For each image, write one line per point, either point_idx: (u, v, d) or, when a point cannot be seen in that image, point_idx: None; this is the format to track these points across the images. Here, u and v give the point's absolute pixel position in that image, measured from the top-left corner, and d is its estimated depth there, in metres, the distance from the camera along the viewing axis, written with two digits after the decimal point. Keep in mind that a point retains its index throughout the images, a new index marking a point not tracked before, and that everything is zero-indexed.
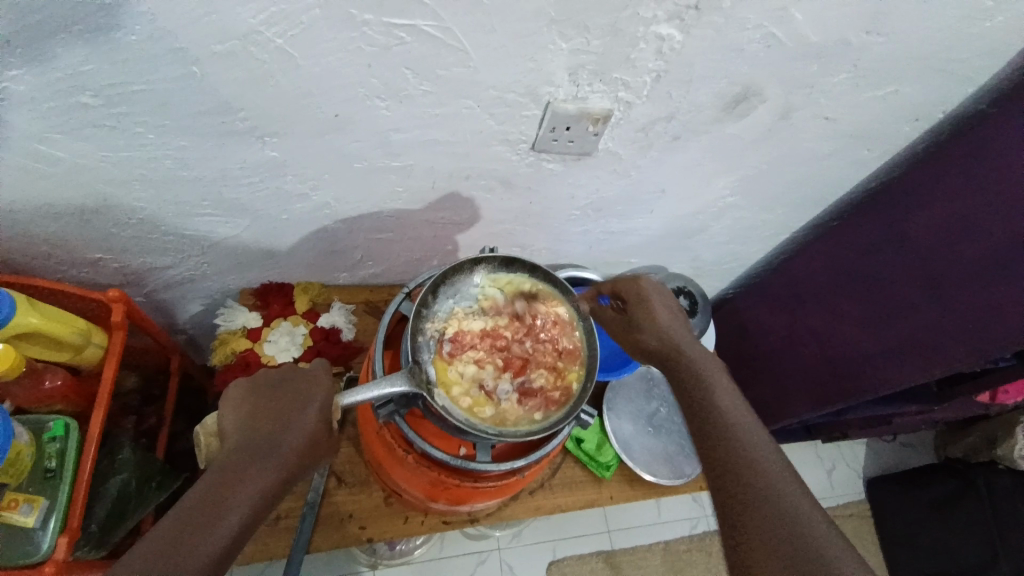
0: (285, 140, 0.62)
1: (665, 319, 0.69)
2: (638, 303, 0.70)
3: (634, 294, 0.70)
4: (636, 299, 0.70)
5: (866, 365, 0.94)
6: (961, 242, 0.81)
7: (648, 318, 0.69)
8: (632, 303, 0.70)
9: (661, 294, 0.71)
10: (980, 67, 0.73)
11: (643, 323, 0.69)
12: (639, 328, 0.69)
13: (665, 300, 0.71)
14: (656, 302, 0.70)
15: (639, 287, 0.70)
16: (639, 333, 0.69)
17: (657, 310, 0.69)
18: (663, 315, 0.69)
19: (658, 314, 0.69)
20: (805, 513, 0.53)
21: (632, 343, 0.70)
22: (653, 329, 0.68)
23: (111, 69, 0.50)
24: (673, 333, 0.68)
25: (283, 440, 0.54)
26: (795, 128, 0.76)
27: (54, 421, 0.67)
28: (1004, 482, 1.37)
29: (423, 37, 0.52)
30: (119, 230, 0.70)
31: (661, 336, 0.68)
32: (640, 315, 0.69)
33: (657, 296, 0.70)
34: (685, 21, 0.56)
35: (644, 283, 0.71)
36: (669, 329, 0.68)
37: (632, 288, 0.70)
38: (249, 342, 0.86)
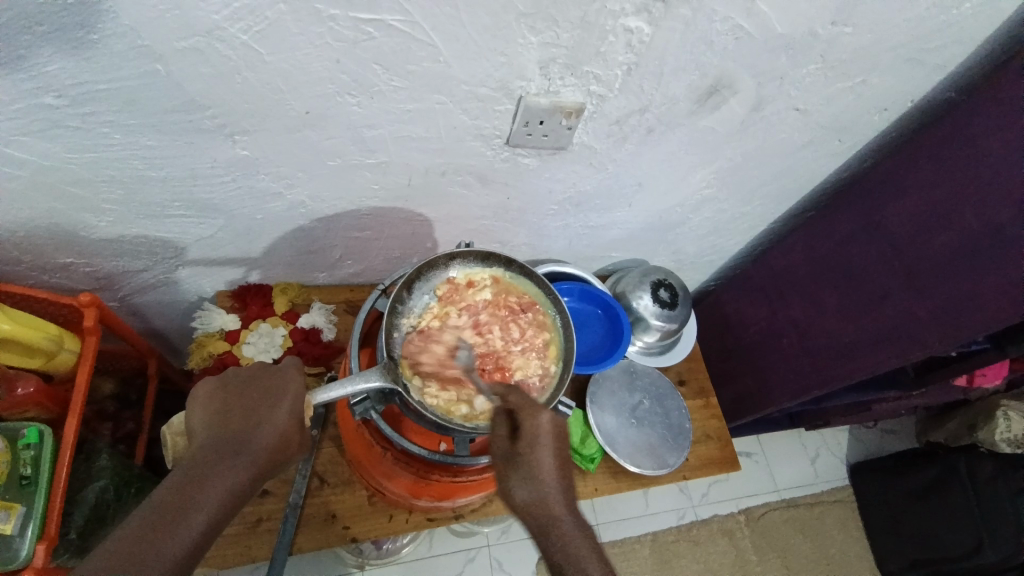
0: (256, 137, 0.61)
1: (548, 474, 0.55)
2: (527, 442, 0.55)
3: (523, 425, 0.55)
4: (523, 437, 0.55)
5: (843, 351, 0.95)
6: (935, 228, 0.82)
7: (530, 467, 0.54)
8: (522, 443, 0.55)
9: (557, 440, 0.56)
10: (947, 55, 0.74)
11: (523, 473, 0.54)
12: (518, 477, 0.54)
13: (557, 450, 0.56)
14: (547, 446, 0.55)
15: (533, 421, 0.55)
16: (514, 483, 0.54)
17: (545, 462, 0.55)
18: (548, 466, 0.55)
19: (541, 467, 0.55)
20: None
21: (503, 486, 0.55)
22: (532, 480, 0.54)
23: (73, 68, 0.49)
24: (547, 490, 0.54)
25: (255, 438, 0.54)
26: (768, 119, 0.77)
27: (27, 428, 0.65)
28: (986, 468, 1.40)
29: (391, 32, 0.52)
30: (89, 234, 0.69)
31: (536, 493, 0.54)
32: (520, 458, 0.54)
33: (548, 441, 0.55)
34: (653, 14, 0.57)
35: (540, 419, 0.56)
36: (550, 486, 0.54)
37: (526, 423, 0.55)
38: (227, 344, 0.85)
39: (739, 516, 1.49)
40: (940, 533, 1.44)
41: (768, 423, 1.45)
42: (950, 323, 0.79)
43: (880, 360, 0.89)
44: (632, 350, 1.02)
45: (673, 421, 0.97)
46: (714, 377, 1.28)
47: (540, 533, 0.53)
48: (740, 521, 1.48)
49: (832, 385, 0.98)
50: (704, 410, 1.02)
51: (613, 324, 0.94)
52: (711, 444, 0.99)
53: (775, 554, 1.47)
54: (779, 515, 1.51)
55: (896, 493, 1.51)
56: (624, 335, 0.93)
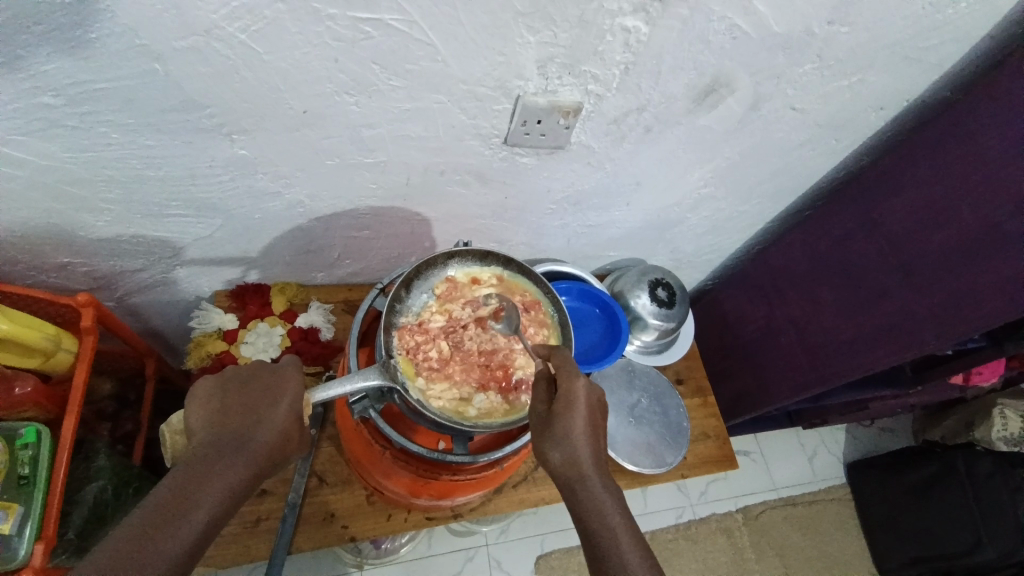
0: (255, 137, 0.61)
1: (581, 437, 0.55)
2: (562, 405, 0.56)
3: (561, 389, 0.56)
4: (559, 400, 0.56)
5: (840, 350, 0.96)
6: (930, 227, 0.82)
7: (565, 430, 0.55)
8: (558, 406, 0.56)
9: (590, 407, 0.57)
10: (943, 54, 0.75)
11: (557, 435, 0.55)
12: (552, 439, 0.55)
13: (589, 415, 0.56)
14: (582, 410, 0.56)
15: (569, 387, 0.56)
16: (547, 441, 0.55)
17: (577, 426, 0.55)
18: (581, 427, 0.55)
19: (574, 428, 0.55)
20: None
21: (536, 444, 0.56)
22: (563, 441, 0.55)
23: (71, 67, 0.49)
24: (580, 451, 0.55)
25: (254, 438, 0.54)
26: (765, 118, 0.77)
27: (26, 428, 0.65)
28: (984, 466, 1.42)
29: (390, 31, 0.52)
30: (86, 234, 0.68)
31: (569, 454, 0.55)
32: (555, 421, 0.55)
33: (584, 406, 0.56)
34: (651, 13, 0.57)
35: (577, 384, 0.56)
36: (583, 448, 0.55)
37: (562, 387, 0.56)
38: (226, 344, 0.85)
39: (738, 514, 1.49)
40: (939, 531, 1.44)
41: (766, 422, 1.46)
42: (946, 321, 0.79)
43: (877, 358, 0.89)
44: (630, 349, 1.02)
45: (671, 420, 0.97)
46: (712, 376, 1.28)
47: (568, 490, 0.55)
48: (739, 520, 1.49)
49: (828, 383, 0.99)
50: (703, 408, 1.02)
51: (611, 323, 0.93)
52: (709, 442, 0.99)
53: (773, 552, 1.48)
54: (778, 514, 1.52)
55: (895, 490, 1.51)
56: (622, 333, 0.93)
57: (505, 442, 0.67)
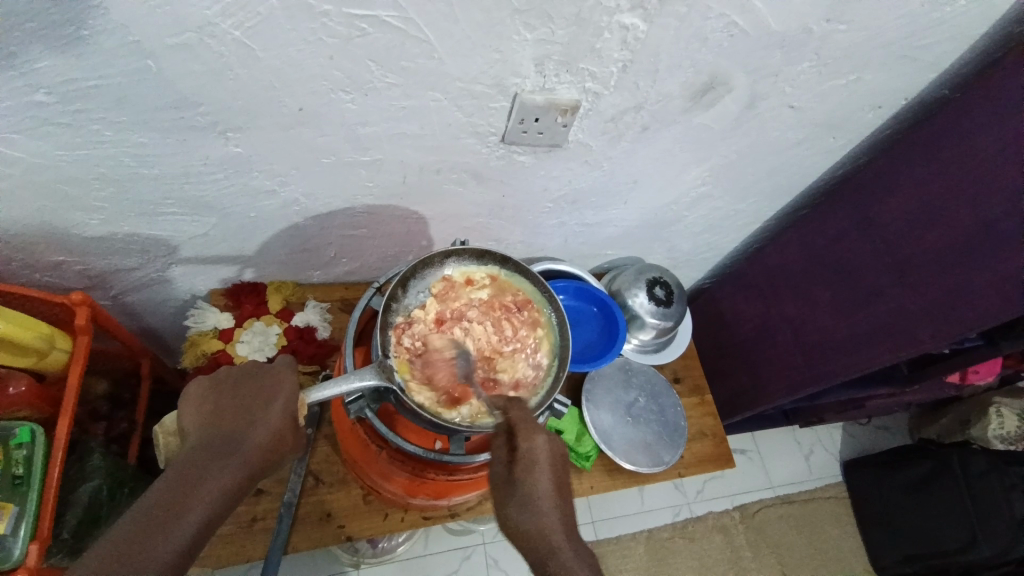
0: (249, 135, 0.61)
1: (545, 496, 0.55)
2: (524, 465, 0.55)
3: (519, 450, 0.55)
4: (519, 460, 0.55)
5: (836, 349, 0.96)
6: (926, 226, 0.83)
7: (527, 494, 0.55)
8: (518, 466, 0.55)
9: (553, 462, 0.57)
10: (940, 53, 0.75)
11: (522, 496, 0.55)
12: (516, 503, 0.55)
13: (553, 471, 0.56)
14: (545, 465, 0.56)
15: (530, 444, 0.55)
16: (513, 513, 0.55)
17: (541, 485, 0.55)
18: (546, 489, 0.55)
19: (537, 491, 0.55)
20: None
21: (500, 512, 0.56)
22: (529, 508, 0.55)
23: (63, 65, 0.49)
24: (546, 517, 0.54)
25: (248, 437, 0.54)
26: (762, 117, 0.77)
27: (20, 427, 0.65)
28: (979, 463, 1.40)
29: (385, 28, 0.52)
30: (79, 233, 0.68)
31: (535, 523, 0.54)
32: (518, 483, 0.55)
33: (545, 462, 0.56)
34: (647, 11, 0.56)
35: (535, 440, 0.55)
36: (549, 510, 0.55)
37: (522, 446, 0.55)
38: (221, 343, 0.84)
39: (735, 513, 1.49)
40: (934, 527, 1.44)
41: (762, 421, 1.46)
42: (941, 321, 0.80)
43: (873, 357, 0.90)
44: (628, 347, 1.02)
45: (668, 419, 0.97)
46: (708, 375, 1.28)
47: (542, 570, 0.53)
48: (735, 518, 1.49)
49: (825, 382, 0.99)
50: (700, 407, 1.02)
51: (608, 322, 0.94)
52: (706, 441, 0.99)
53: (769, 551, 1.48)
54: (774, 512, 1.52)
55: (889, 487, 1.52)
56: (619, 332, 0.93)
57: None
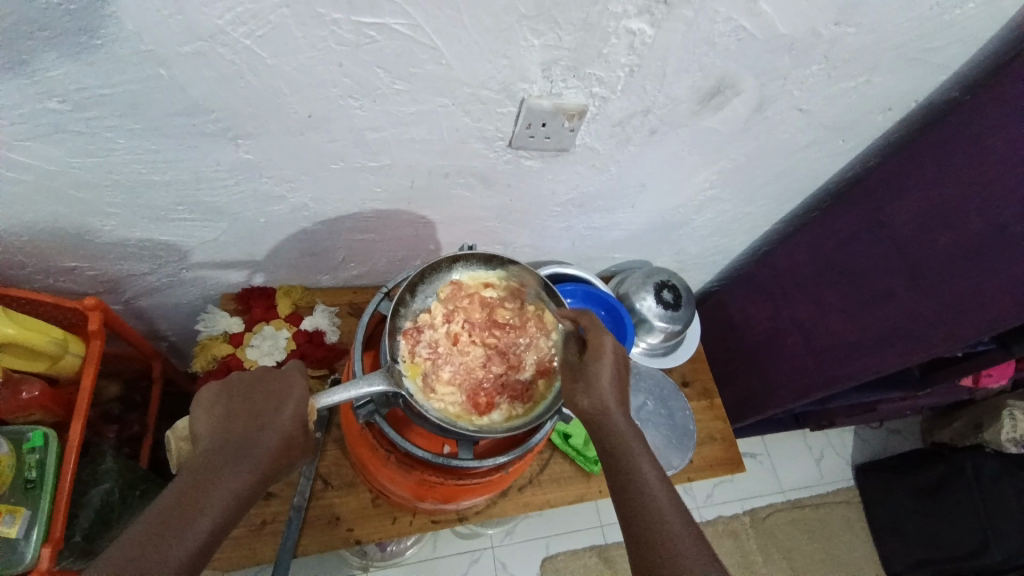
0: (259, 141, 0.61)
1: (605, 381, 0.59)
2: (591, 355, 0.60)
3: (588, 343, 0.60)
4: (589, 351, 0.60)
5: (847, 353, 0.95)
6: (939, 230, 0.81)
7: (591, 379, 0.59)
8: (587, 355, 0.60)
9: (618, 358, 0.60)
10: (952, 54, 0.74)
11: (587, 377, 0.59)
12: (583, 384, 0.59)
13: (619, 365, 0.60)
14: (610, 358, 0.59)
15: (598, 340, 0.60)
16: (575, 390, 0.59)
17: (605, 374, 0.59)
18: (608, 375, 0.58)
19: (600, 377, 0.58)
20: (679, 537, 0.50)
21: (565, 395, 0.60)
22: (591, 389, 0.58)
23: (77, 73, 0.49)
24: (606, 394, 0.58)
25: (259, 441, 0.54)
26: (771, 120, 0.77)
27: (33, 431, 0.66)
28: (990, 467, 1.39)
29: (393, 36, 0.52)
30: (92, 238, 0.69)
31: (594, 400, 0.58)
32: (585, 370, 0.59)
33: (611, 357, 0.59)
34: (655, 16, 0.56)
35: (604, 337, 0.60)
36: (608, 392, 0.58)
37: (592, 340, 0.60)
38: (231, 346, 0.85)
39: (744, 517, 1.48)
40: (943, 532, 1.43)
41: (772, 424, 1.45)
42: (953, 325, 0.79)
43: (883, 361, 0.89)
44: (636, 351, 1.02)
45: (677, 423, 0.96)
46: (716, 377, 1.27)
47: (598, 436, 0.58)
48: (745, 522, 1.48)
49: (835, 386, 0.98)
50: (709, 411, 1.01)
51: (616, 325, 0.93)
52: (715, 444, 0.99)
53: (781, 555, 1.47)
54: (784, 517, 1.51)
55: (899, 492, 1.51)
56: (627, 336, 0.92)
57: (510, 447, 0.66)
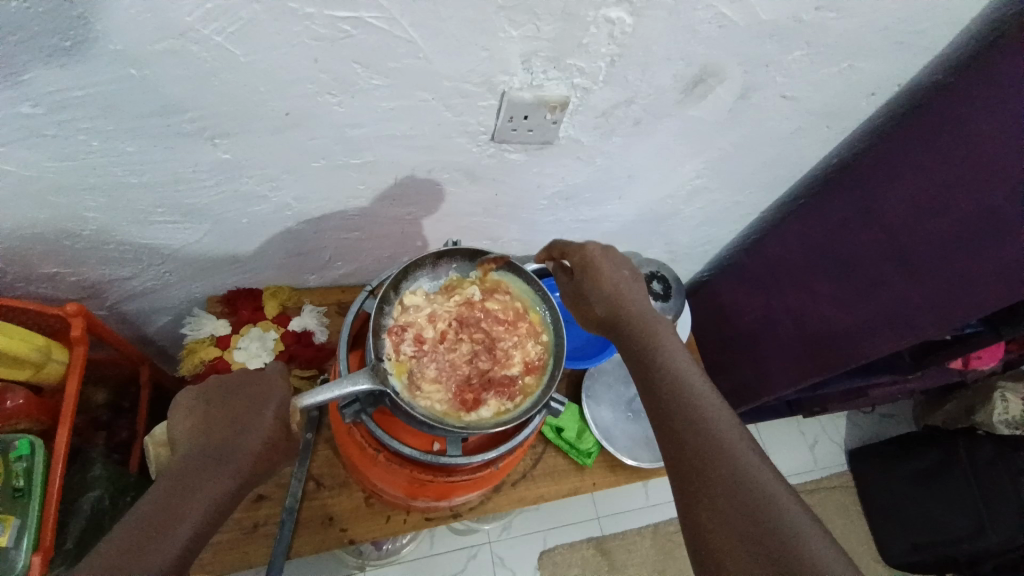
0: (237, 140, 0.60)
1: (608, 283, 0.64)
2: (580, 269, 0.65)
3: (575, 262, 0.66)
4: (577, 265, 0.66)
5: (839, 339, 0.95)
6: (927, 214, 0.81)
7: (594, 284, 0.64)
8: (577, 268, 0.66)
9: (609, 255, 0.66)
10: (933, 38, 0.74)
11: (589, 289, 0.64)
12: (588, 294, 0.65)
13: (614, 262, 0.65)
14: (602, 260, 0.64)
15: (581, 251, 0.66)
16: (584, 301, 0.65)
17: (605, 274, 0.64)
18: (610, 277, 0.64)
19: (603, 277, 0.64)
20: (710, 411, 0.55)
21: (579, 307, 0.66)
22: (597, 292, 0.64)
23: (49, 76, 0.48)
24: (620, 295, 0.64)
25: (239, 444, 0.53)
26: (756, 107, 0.76)
27: (19, 439, 0.65)
28: (985, 452, 1.39)
29: (369, 29, 0.51)
30: (73, 243, 0.68)
31: (609, 302, 0.64)
32: (585, 281, 0.65)
33: (602, 257, 0.65)
34: (635, 4, 0.56)
35: (587, 248, 0.65)
36: (618, 288, 0.64)
37: (576, 255, 0.66)
38: (218, 350, 0.84)
39: None
40: (941, 516, 1.43)
41: (766, 412, 1.45)
42: (943, 309, 0.79)
43: (873, 346, 0.89)
44: None
45: None
46: (709, 367, 1.28)
47: (619, 329, 0.64)
48: None
49: (827, 373, 0.98)
50: None
51: None
52: None
53: None
54: None
55: (898, 478, 1.52)
56: None
57: (500, 442, 0.66)
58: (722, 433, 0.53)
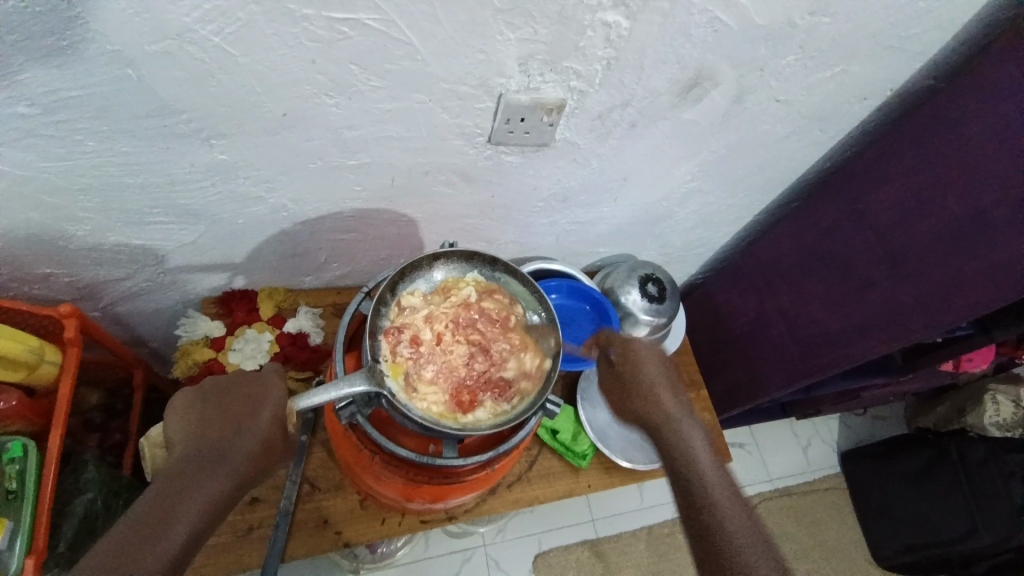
0: (233, 141, 0.60)
1: (652, 377, 0.72)
2: (630, 365, 0.74)
3: (625, 359, 0.74)
4: (626, 361, 0.74)
5: (831, 342, 0.96)
6: (917, 218, 0.82)
7: (637, 379, 0.72)
8: (624, 364, 0.74)
9: (657, 358, 0.74)
10: (923, 44, 0.75)
11: (631, 380, 0.72)
12: (631, 390, 0.72)
13: (660, 364, 0.74)
14: (644, 356, 0.74)
15: (634, 350, 0.75)
16: (629, 398, 0.72)
17: (651, 373, 0.73)
18: (653, 374, 0.72)
19: (646, 377, 0.72)
20: (729, 508, 0.61)
21: (620, 403, 0.73)
22: (639, 389, 0.72)
23: (44, 76, 0.48)
24: (658, 386, 0.72)
25: (234, 446, 0.53)
26: (749, 110, 0.77)
27: (11, 442, 0.64)
28: (977, 452, 1.42)
29: (367, 31, 0.52)
30: (67, 244, 0.67)
31: (645, 404, 0.70)
32: (628, 376, 0.73)
33: (653, 359, 0.74)
34: (631, 8, 0.56)
35: (637, 346, 0.75)
36: (655, 384, 0.72)
37: (629, 352, 0.75)
38: (212, 351, 0.84)
39: None
40: (934, 517, 1.45)
41: (759, 414, 1.46)
42: (933, 312, 0.80)
43: (865, 348, 0.90)
44: None
45: None
46: (703, 369, 1.28)
47: (652, 424, 0.70)
48: None
49: (819, 375, 0.99)
50: (696, 403, 1.02)
51: (601, 320, 0.93)
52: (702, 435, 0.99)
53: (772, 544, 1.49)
54: (774, 505, 1.53)
55: (888, 479, 1.53)
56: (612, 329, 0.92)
57: (496, 444, 0.66)
58: (729, 523, 0.59)
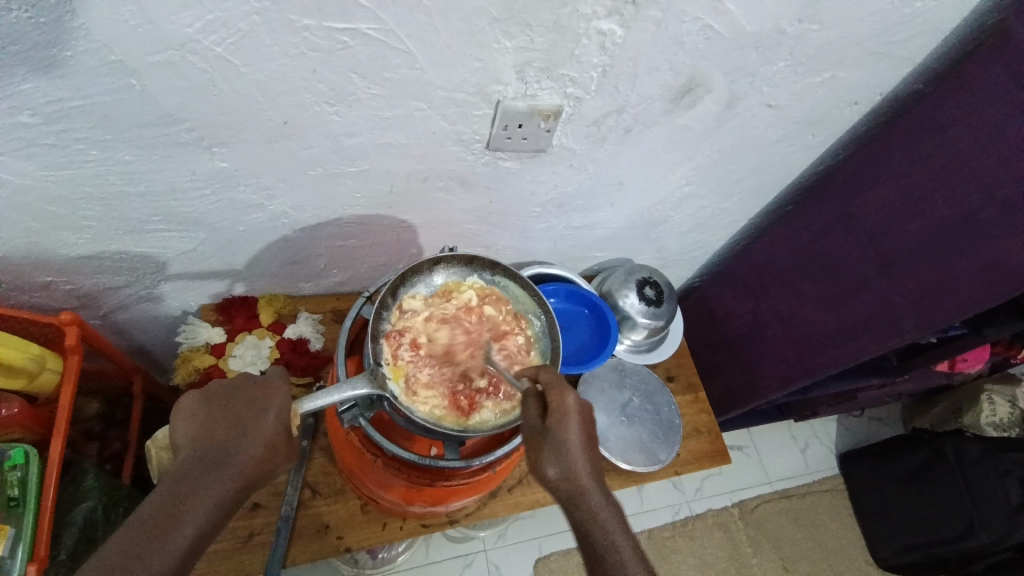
0: (234, 149, 0.61)
1: (575, 448, 0.56)
2: (556, 416, 0.56)
3: (551, 405, 0.56)
4: (553, 412, 0.56)
5: (826, 342, 0.97)
6: (907, 218, 0.84)
7: (557, 446, 0.56)
8: (552, 416, 0.56)
9: (581, 413, 0.57)
10: (911, 49, 0.77)
11: (551, 460, 0.56)
12: (549, 452, 0.56)
13: (583, 421, 0.57)
14: (575, 425, 0.56)
15: (560, 398, 0.56)
16: (540, 457, 0.57)
17: (571, 439, 0.56)
18: (575, 436, 0.56)
19: (569, 443, 0.56)
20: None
21: (533, 453, 0.57)
22: (559, 457, 0.56)
23: (49, 86, 0.49)
24: (577, 467, 0.56)
25: (237, 448, 0.54)
26: (742, 115, 0.78)
27: (13, 449, 0.64)
28: (973, 451, 1.41)
29: (366, 40, 0.53)
30: (68, 252, 0.68)
31: (566, 468, 0.56)
32: (550, 433, 0.56)
33: (575, 417, 0.56)
34: (624, 16, 0.58)
35: (568, 395, 0.57)
36: (580, 461, 0.56)
37: (553, 401, 0.56)
38: (213, 358, 0.84)
39: (734, 509, 1.50)
40: (932, 516, 1.44)
41: (757, 416, 1.47)
42: (924, 312, 0.82)
43: (859, 348, 0.91)
44: (619, 348, 1.03)
45: (663, 417, 0.97)
46: (701, 372, 1.29)
47: (569, 503, 0.57)
48: (734, 515, 1.50)
49: (816, 374, 1.00)
50: (694, 404, 1.03)
51: (599, 324, 0.95)
52: (701, 438, 1.00)
53: (771, 545, 1.49)
54: (773, 507, 1.53)
55: (883, 480, 1.53)
56: (611, 333, 0.95)
57: (496, 445, 0.67)
58: None
